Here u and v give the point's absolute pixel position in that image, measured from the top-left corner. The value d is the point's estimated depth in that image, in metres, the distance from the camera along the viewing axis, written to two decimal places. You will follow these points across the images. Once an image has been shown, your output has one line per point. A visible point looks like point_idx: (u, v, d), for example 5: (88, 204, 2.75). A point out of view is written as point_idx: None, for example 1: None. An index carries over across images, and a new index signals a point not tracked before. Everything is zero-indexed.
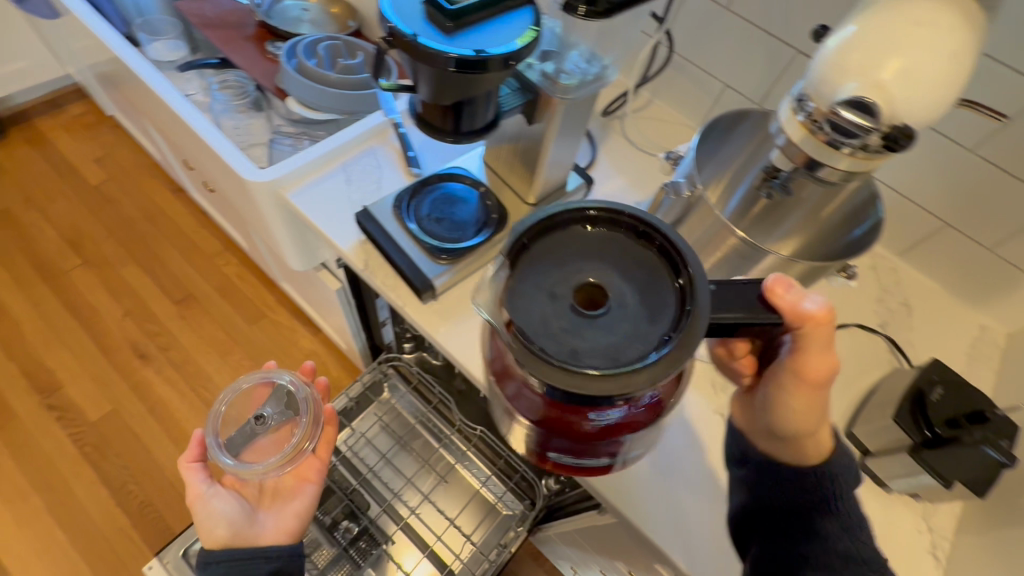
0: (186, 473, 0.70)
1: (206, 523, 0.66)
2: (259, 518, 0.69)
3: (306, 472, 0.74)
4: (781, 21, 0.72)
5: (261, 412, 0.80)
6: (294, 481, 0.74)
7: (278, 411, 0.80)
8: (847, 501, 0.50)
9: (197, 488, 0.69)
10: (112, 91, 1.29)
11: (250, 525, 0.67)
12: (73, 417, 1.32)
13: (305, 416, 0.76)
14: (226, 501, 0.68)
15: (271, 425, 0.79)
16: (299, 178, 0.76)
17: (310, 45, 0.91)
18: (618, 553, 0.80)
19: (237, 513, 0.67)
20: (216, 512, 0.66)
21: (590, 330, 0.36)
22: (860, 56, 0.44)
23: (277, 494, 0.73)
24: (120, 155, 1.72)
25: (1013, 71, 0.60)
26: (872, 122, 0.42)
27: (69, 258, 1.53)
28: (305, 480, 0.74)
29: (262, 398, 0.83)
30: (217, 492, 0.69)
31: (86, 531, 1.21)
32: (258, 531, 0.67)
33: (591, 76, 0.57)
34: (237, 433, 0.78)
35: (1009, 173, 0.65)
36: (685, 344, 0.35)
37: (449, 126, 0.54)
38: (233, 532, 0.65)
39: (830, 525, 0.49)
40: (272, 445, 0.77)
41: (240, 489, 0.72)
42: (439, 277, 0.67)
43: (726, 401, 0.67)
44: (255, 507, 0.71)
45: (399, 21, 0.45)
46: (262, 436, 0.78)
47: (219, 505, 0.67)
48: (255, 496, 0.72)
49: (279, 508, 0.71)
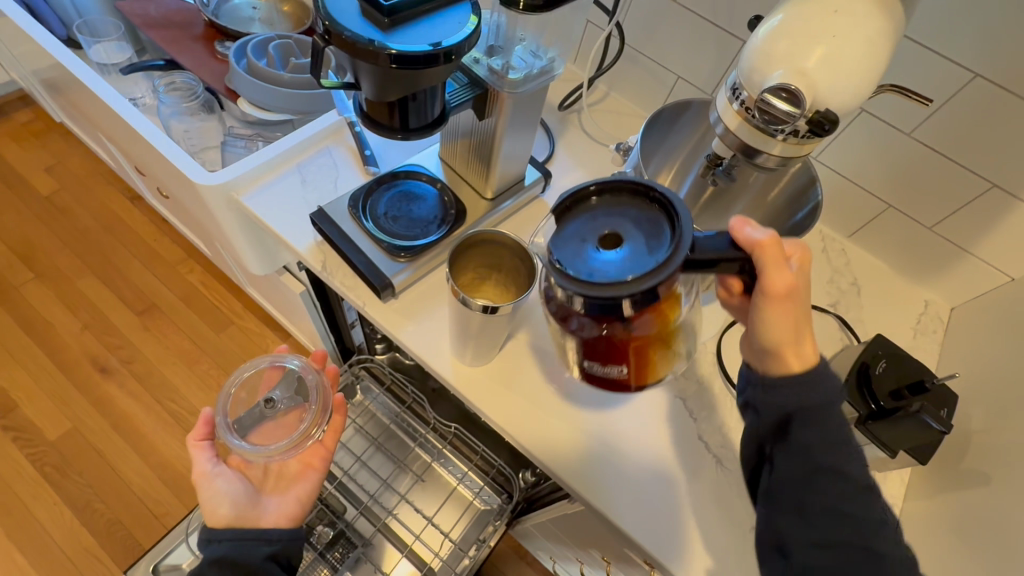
0: (195, 451, 0.69)
1: (210, 503, 0.65)
2: (263, 501, 0.68)
3: (311, 458, 0.73)
4: (726, 13, 0.74)
5: (270, 396, 0.79)
6: (299, 466, 0.72)
7: (289, 396, 0.79)
8: (832, 406, 0.45)
9: (202, 467, 0.68)
10: (57, 96, 1.25)
11: (253, 508, 0.66)
12: (31, 437, 1.27)
13: (315, 403, 0.74)
14: (230, 482, 0.67)
15: (280, 409, 0.78)
16: (253, 180, 0.74)
17: (260, 44, 0.89)
18: (591, 540, 0.81)
19: (241, 495, 0.66)
20: (219, 492, 0.65)
21: (606, 262, 0.37)
22: (786, 45, 0.45)
23: (282, 477, 0.71)
24: (71, 163, 1.66)
25: (939, 56, 0.63)
26: (800, 109, 0.45)
27: (20, 272, 1.47)
28: (310, 466, 0.73)
29: (271, 381, 0.81)
30: (223, 472, 0.68)
31: (50, 554, 1.17)
32: (260, 514, 0.66)
33: (538, 69, 0.58)
34: (246, 414, 0.77)
35: (942, 155, 0.68)
36: (662, 269, 0.36)
37: (397, 123, 0.54)
38: (236, 513, 0.64)
39: (811, 437, 0.45)
40: (281, 429, 0.76)
41: (245, 471, 0.70)
42: (398, 275, 0.66)
43: (687, 385, 0.68)
44: (258, 490, 0.69)
45: (335, 19, 0.44)
46: (271, 418, 0.77)
47: (223, 485, 0.66)
48: (260, 479, 0.70)
49: (282, 492, 0.70)
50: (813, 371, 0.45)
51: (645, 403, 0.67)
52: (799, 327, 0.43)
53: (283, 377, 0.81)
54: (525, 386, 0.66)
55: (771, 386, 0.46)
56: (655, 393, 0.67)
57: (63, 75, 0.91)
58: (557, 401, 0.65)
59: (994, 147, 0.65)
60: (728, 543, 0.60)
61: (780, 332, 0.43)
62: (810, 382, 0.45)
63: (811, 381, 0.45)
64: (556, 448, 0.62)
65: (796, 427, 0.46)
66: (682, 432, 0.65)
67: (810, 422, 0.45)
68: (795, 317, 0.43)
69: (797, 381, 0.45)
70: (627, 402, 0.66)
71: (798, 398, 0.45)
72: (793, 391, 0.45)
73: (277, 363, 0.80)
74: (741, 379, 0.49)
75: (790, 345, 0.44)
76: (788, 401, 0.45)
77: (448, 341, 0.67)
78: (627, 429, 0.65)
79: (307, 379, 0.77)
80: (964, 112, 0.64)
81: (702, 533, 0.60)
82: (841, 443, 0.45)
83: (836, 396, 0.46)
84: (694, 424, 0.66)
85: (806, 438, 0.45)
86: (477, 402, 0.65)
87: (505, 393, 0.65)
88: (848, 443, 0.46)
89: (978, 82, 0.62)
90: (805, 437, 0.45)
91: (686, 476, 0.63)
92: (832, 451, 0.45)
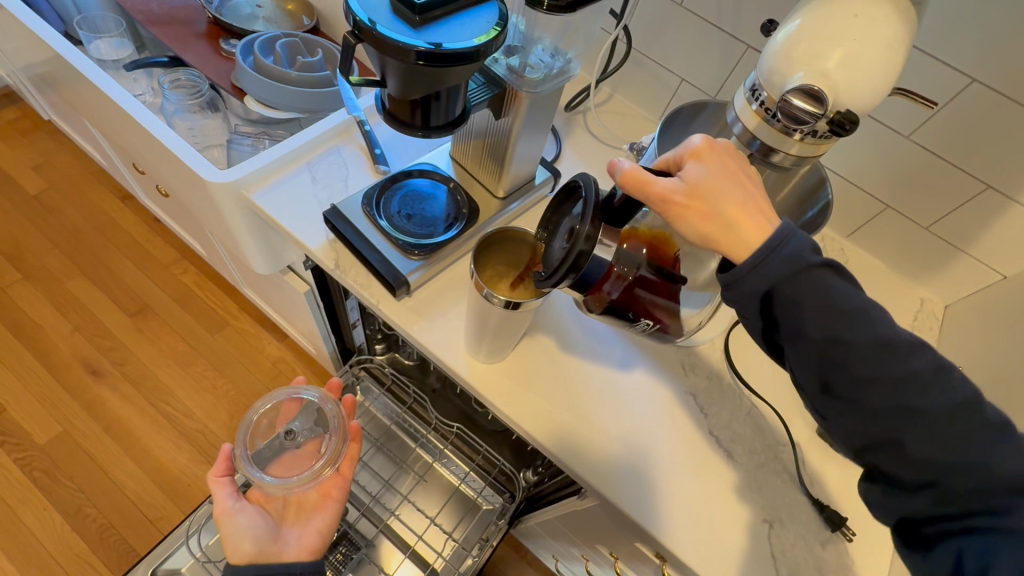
0: (215, 487, 0.74)
1: (233, 538, 0.71)
2: (284, 533, 0.75)
3: (329, 489, 0.80)
4: (731, 17, 0.76)
5: (290, 427, 0.85)
6: (317, 496, 0.80)
7: (308, 427, 0.85)
8: (803, 268, 0.43)
9: (224, 503, 0.73)
10: (49, 93, 1.22)
11: (276, 540, 0.73)
12: (20, 441, 1.24)
13: (334, 434, 0.79)
14: (251, 517, 0.73)
15: (300, 441, 0.84)
16: (263, 179, 0.74)
17: (268, 42, 0.89)
18: (599, 537, 0.82)
19: (261, 529, 0.73)
20: (242, 528, 0.71)
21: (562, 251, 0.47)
22: (807, 46, 0.47)
23: (301, 509, 0.79)
24: (60, 162, 1.63)
25: (940, 63, 0.65)
26: (821, 110, 0.47)
27: (7, 273, 1.43)
28: (328, 496, 0.80)
29: (290, 413, 0.87)
30: (243, 507, 0.74)
31: (41, 560, 1.13)
32: (281, 548, 0.72)
33: (556, 69, 0.59)
34: (266, 446, 0.83)
35: (940, 157, 0.71)
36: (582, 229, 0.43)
37: (418, 121, 0.55)
38: (259, 547, 0.70)
39: (800, 318, 0.43)
40: (300, 459, 0.82)
41: (265, 505, 0.79)
42: (413, 272, 0.67)
43: (696, 381, 0.70)
44: (280, 522, 0.77)
45: (366, 15, 0.45)
46: (291, 450, 0.83)
47: (245, 521, 0.72)
48: (280, 511, 0.79)
49: (303, 524, 0.77)
50: (777, 236, 0.43)
51: (656, 401, 0.68)
52: (719, 217, 0.43)
53: (301, 409, 0.87)
54: (537, 382, 0.67)
55: (743, 273, 0.43)
56: (665, 390, 0.69)
57: (62, 70, 0.89)
58: (567, 397, 0.66)
59: (991, 151, 0.67)
60: (741, 535, 0.61)
61: (717, 224, 0.43)
62: (778, 251, 0.42)
63: (780, 241, 0.42)
64: (571, 445, 0.63)
65: (781, 310, 0.44)
66: (692, 426, 0.67)
67: (800, 306, 0.43)
68: (707, 211, 0.43)
69: (765, 250, 0.42)
70: (638, 397, 0.67)
71: (774, 272, 0.42)
72: (764, 265, 0.42)
73: (294, 395, 0.85)
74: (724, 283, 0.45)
75: (732, 231, 0.43)
76: (766, 280, 0.43)
77: (462, 337, 0.68)
78: (639, 426, 0.66)
79: (326, 409, 0.83)
80: (963, 115, 0.67)
81: (714, 526, 0.61)
82: (834, 314, 0.43)
83: (803, 259, 0.43)
84: (704, 419, 0.67)
85: (800, 319, 0.43)
86: (492, 399, 0.65)
87: (517, 388, 0.66)
88: (860, 325, 0.43)
89: (975, 86, 0.64)
90: (796, 318, 0.43)
91: (698, 471, 0.64)
92: (823, 323, 0.43)
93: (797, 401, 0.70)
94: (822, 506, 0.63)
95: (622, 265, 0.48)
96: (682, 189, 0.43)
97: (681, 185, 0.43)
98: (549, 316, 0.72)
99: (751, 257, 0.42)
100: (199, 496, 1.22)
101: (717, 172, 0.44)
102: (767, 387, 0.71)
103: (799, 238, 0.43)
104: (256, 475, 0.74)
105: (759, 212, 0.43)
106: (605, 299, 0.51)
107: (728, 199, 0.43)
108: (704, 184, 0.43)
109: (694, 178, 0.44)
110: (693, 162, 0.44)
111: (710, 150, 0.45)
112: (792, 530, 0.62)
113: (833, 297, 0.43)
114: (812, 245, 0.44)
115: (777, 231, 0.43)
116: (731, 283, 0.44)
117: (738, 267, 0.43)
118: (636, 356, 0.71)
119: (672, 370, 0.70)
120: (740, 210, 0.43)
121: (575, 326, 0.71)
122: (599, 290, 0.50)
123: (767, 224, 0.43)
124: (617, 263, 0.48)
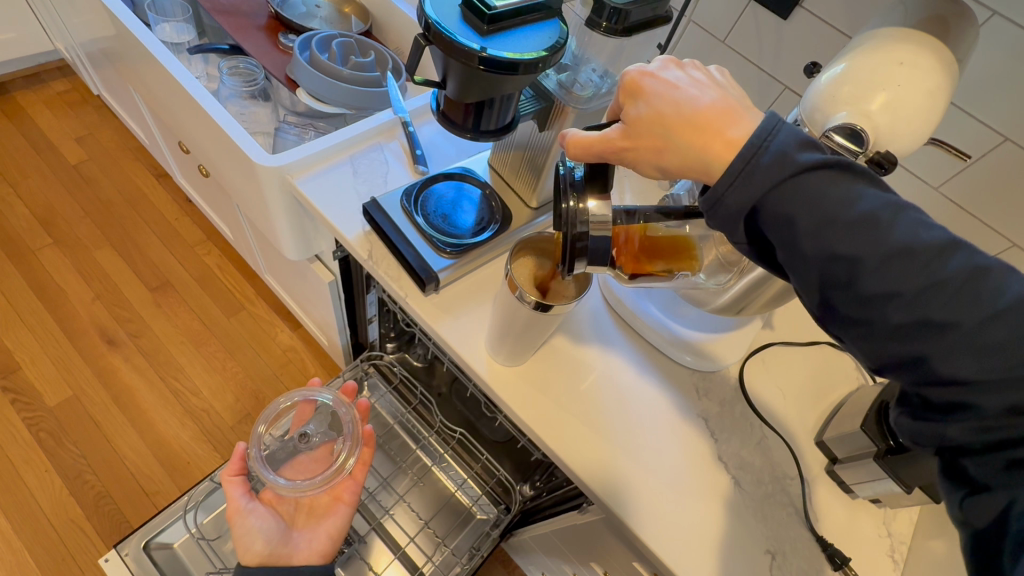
0: (228, 486, 0.75)
1: (244, 538, 0.72)
2: (294, 538, 0.77)
3: (341, 493, 0.82)
4: (771, 59, 0.79)
5: (305, 430, 0.86)
6: (329, 500, 0.82)
7: (322, 431, 0.86)
8: (791, 164, 0.42)
9: (237, 502, 0.74)
10: (105, 66, 1.28)
11: (285, 543, 0.75)
12: (30, 400, 1.26)
13: (349, 437, 0.81)
14: (262, 519, 0.75)
15: (314, 443, 0.85)
16: (307, 167, 0.77)
17: (325, 40, 0.93)
18: (596, 555, 0.81)
19: (272, 531, 0.75)
20: (253, 530, 0.73)
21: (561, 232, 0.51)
22: (851, 89, 0.50)
23: (311, 513, 0.81)
24: (102, 134, 1.69)
25: (973, 118, 0.67)
26: (861, 147, 0.47)
27: (39, 236, 1.48)
28: (338, 500, 0.82)
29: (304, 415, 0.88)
30: (255, 508, 0.75)
31: (35, 521, 1.14)
32: (291, 551, 0.75)
33: (604, 90, 0.62)
34: (280, 448, 0.85)
35: (965, 208, 0.72)
36: (568, 218, 0.48)
37: (469, 124, 0.59)
38: (269, 549, 0.73)
39: (792, 234, 0.42)
40: (312, 463, 0.84)
41: (277, 507, 0.80)
42: (443, 270, 0.68)
43: (709, 404, 0.71)
44: (290, 525, 0.79)
45: (438, 19, 0.49)
46: (304, 452, 0.85)
47: (256, 523, 0.74)
48: (291, 515, 0.80)
49: (313, 527, 0.79)
50: (754, 144, 0.43)
51: (667, 426, 0.68)
52: (671, 143, 0.45)
53: (315, 411, 0.87)
54: (554, 390, 0.68)
55: (724, 190, 0.43)
56: (678, 415, 0.69)
57: (127, 47, 0.94)
58: (582, 407, 0.67)
59: (1019, 210, 0.68)
60: (741, 564, 0.60)
61: (704, 166, 0.44)
62: (755, 160, 0.42)
63: (757, 148, 0.42)
64: (586, 459, 0.63)
65: (773, 226, 0.43)
66: (705, 455, 0.67)
67: (792, 224, 0.42)
68: (684, 152, 0.45)
69: (741, 161, 0.43)
70: (655, 417, 0.68)
71: (755, 183, 0.42)
72: (742, 178, 0.43)
73: (309, 397, 0.86)
74: (709, 201, 0.44)
75: (715, 162, 0.44)
76: (747, 196, 0.43)
77: (484, 338, 0.69)
78: (652, 447, 0.66)
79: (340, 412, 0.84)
80: (994, 170, 0.68)
81: (714, 548, 0.61)
82: (831, 230, 0.42)
83: (789, 159, 0.42)
84: (714, 443, 0.68)
85: (793, 237, 0.43)
86: (509, 402, 0.66)
87: (534, 392, 0.67)
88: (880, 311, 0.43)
89: (1007, 144, 0.66)
90: (789, 236, 0.43)
91: (705, 496, 0.64)
92: (817, 240, 0.42)
93: (806, 436, 0.71)
94: (827, 543, 0.63)
95: (628, 223, 0.49)
96: (624, 131, 0.47)
97: (622, 128, 0.48)
98: (573, 326, 0.73)
99: (726, 172, 0.43)
100: (197, 475, 1.23)
101: (656, 98, 0.46)
102: (777, 416, 0.72)
103: (788, 126, 0.44)
104: (269, 477, 0.76)
105: (722, 121, 0.44)
106: (635, 257, 0.52)
107: (671, 119, 0.45)
108: (644, 117, 0.46)
109: (636, 116, 0.47)
110: (630, 102, 0.48)
111: (644, 80, 0.47)
112: (793, 563, 0.62)
113: (824, 207, 0.42)
114: (800, 143, 0.43)
115: (753, 136, 0.43)
116: (714, 206, 0.44)
117: (715, 187, 0.43)
118: (650, 372, 0.72)
119: (685, 391, 0.71)
120: (689, 124, 0.45)
121: (593, 338, 0.73)
122: (623, 250, 0.51)
123: (735, 136, 0.44)
124: (621, 225, 0.49)
